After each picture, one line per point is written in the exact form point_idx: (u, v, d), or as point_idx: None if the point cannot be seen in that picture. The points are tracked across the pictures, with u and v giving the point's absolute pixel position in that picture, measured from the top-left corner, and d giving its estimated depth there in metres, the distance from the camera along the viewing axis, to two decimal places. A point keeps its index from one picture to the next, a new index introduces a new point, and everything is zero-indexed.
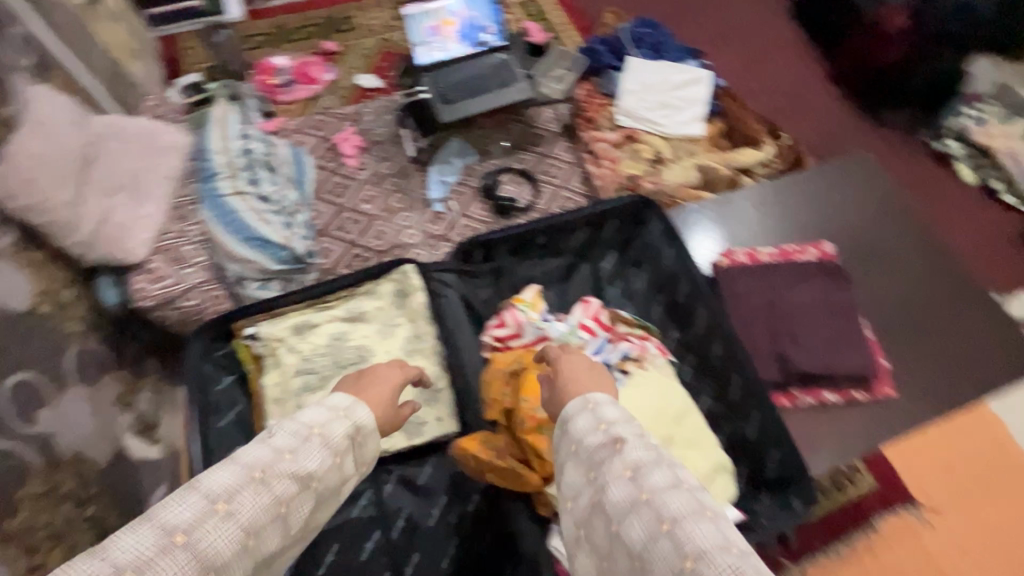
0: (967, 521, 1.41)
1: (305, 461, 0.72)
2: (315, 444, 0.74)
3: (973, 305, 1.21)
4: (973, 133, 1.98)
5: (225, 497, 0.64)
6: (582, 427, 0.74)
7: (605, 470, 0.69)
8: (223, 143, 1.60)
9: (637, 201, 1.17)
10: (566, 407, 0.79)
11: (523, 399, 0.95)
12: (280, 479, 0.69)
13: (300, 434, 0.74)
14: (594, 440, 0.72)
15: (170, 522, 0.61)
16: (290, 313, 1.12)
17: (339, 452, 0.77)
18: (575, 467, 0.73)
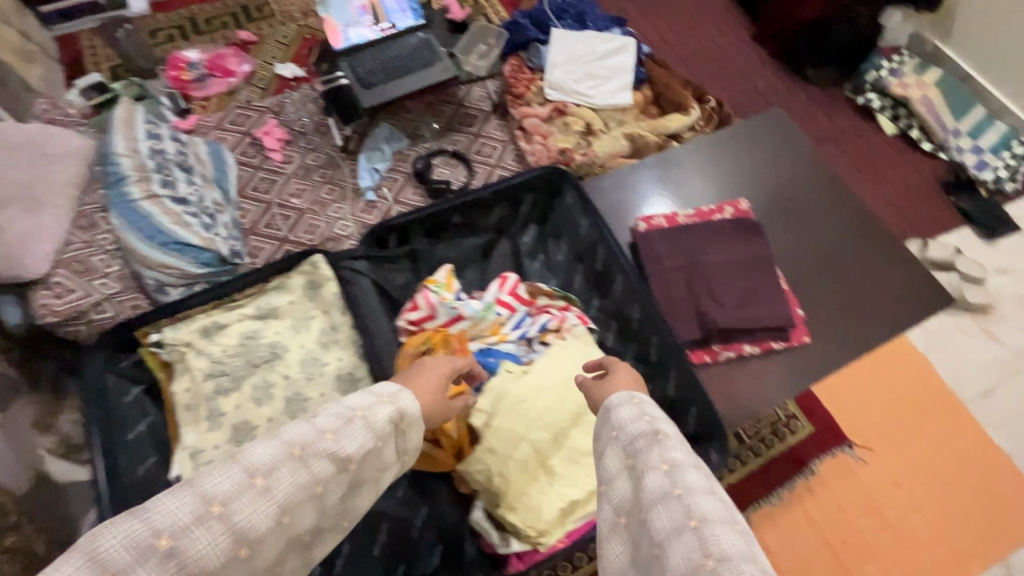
0: (898, 455, 1.49)
1: (347, 442, 0.68)
2: (358, 427, 0.70)
3: (890, 248, 1.20)
4: (890, 84, 2.03)
5: (262, 472, 0.62)
6: (624, 416, 0.73)
7: (643, 461, 0.67)
8: (130, 145, 1.52)
9: (552, 172, 1.15)
10: (609, 398, 0.77)
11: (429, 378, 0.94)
12: (318, 457, 0.66)
13: (344, 417, 0.70)
14: (634, 429, 0.71)
15: (207, 491, 0.60)
16: (196, 315, 1.02)
17: (381, 438, 0.73)
18: (613, 451, 0.71)
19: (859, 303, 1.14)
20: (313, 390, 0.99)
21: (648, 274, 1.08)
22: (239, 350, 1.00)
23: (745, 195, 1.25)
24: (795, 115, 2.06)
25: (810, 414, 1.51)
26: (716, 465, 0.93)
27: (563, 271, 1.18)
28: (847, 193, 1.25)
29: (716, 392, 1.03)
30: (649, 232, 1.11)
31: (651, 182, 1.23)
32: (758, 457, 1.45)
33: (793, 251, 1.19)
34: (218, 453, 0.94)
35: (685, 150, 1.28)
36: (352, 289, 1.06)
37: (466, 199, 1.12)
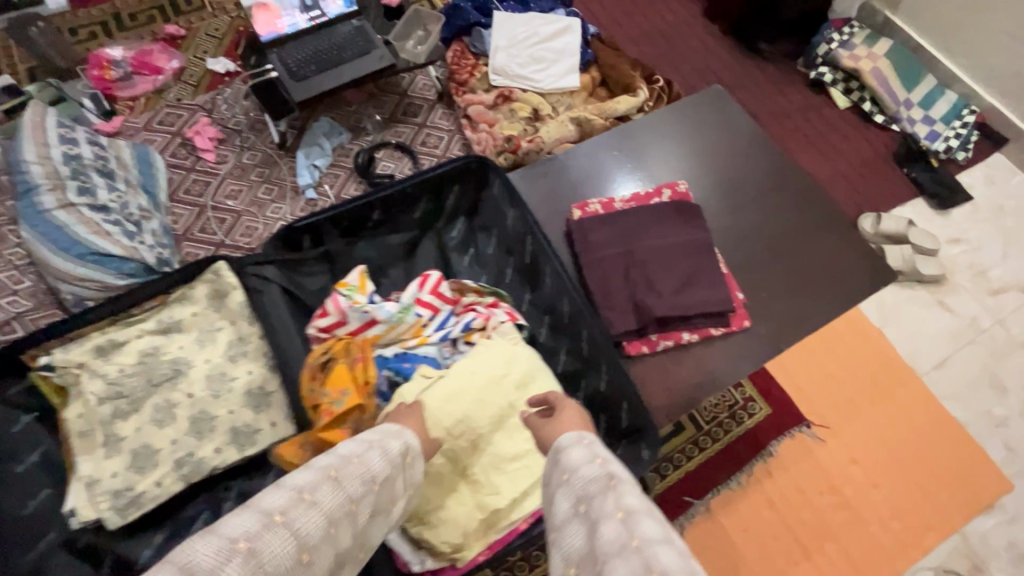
0: (855, 433, 1.47)
1: (374, 463, 0.65)
2: (378, 453, 0.66)
3: (835, 224, 1.16)
4: (842, 57, 1.98)
5: (308, 488, 0.58)
6: (576, 458, 0.65)
7: (596, 507, 0.58)
8: (41, 151, 1.42)
9: (476, 161, 1.10)
10: (559, 438, 0.70)
11: (325, 393, 0.82)
12: (351, 477, 0.62)
13: (365, 443, 0.66)
14: (587, 473, 0.63)
15: (260, 506, 0.54)
16: (89, 334, 0.89)
17: (399, 465, 0.69)
18: (565, 498, 0.62)
19: (802, 282, 1.10)
20: (221, 407, 0.86)
21: (583, 264, 1.04)
22: (138, 368, 0.87)
23: (685, 177, 1.21)
24: (748, 92, 2.02)
25: (766, 395, 1.49)
26: (647, 462, 0.90)
27: (493, 265, 1.11)
28: (788, 170, 1.22)
29: (655, 384, 0.99)
30: (584, 219, 1.07)
31: (586, 167, 1.18)
32: (717, 442, 1.42)
33: (736, 231, 1.15)
34: (114, 485, 0.80)
35: (621, 133, 1.23)
36: (262, 299, 0.94)
37: (386, 194, 1.06)
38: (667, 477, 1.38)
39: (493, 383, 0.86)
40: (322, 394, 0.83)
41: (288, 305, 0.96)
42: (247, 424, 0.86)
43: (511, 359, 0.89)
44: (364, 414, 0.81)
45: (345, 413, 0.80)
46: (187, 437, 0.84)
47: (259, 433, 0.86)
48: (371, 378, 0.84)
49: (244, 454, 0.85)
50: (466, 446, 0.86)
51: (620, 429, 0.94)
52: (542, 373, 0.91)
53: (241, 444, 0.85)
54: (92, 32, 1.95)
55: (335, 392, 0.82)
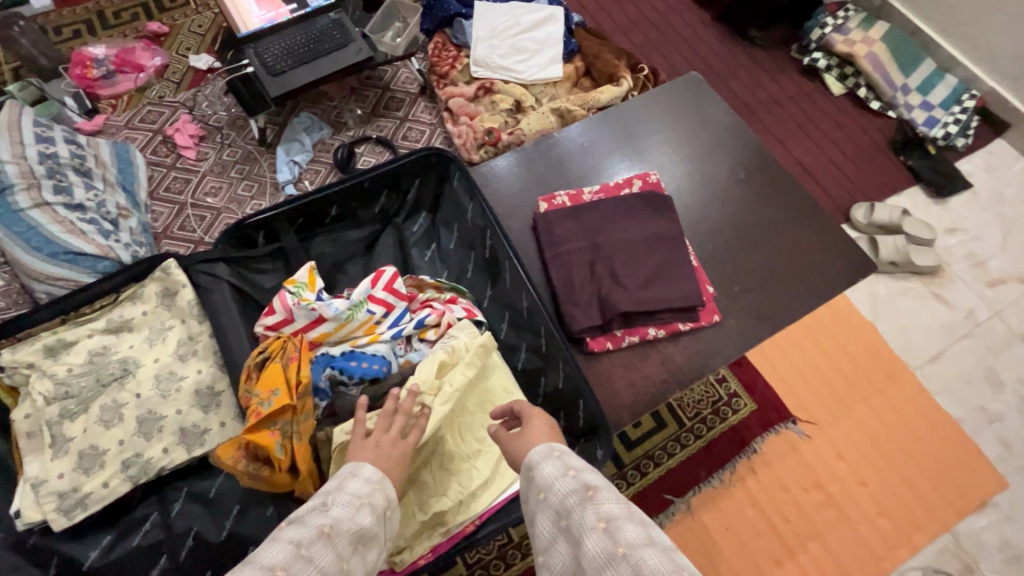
0: (843, 429, 1.43)
1: (366, 519, 0.59)
2: (368, 510, 0.60)
3: (813, 216, 1.13)
4: (836, 42, 1.92)
5: (305, 543, 0.52)
6: (549, 473, 0.62)
7: (576, 521, 0.56)
8: (16, 151, 1.41)
9: (436, 154, 1.09)
10: (530, 455, 0.66)
11: (256, 393, 0.81)
12: (344, 530, 0.56)
13: (355, 498, 0.60)
14: (563, 487, 0.60)
15: (258, 563, 0.49)
16: (37, 334, 0.88)
17: (382, 519, 0.63)
18: (546, 518, 0.59)
19: (776, 275, 1.07)
20: (169, 407, 0.87)
21: (547, 259, 1.01)
22: (86, 368, 0.87)
23: (657, 167, 1.17)
24: (739, 79, 1.96)
25: (752, 391, 1.45)
26: (600, 463, 0.88)
27: (455, 261, 1.10)
28: (764, 159, 1.18)
29: (619, 382, 0.96)
30: (550, 213, 1.04)
31: (554, 158, 1.15)
32: (699, 440, 1.38)
33: (709, 223, 1.12)
34: (60, 487, 0.80)
35: (590, 122, 1.20)
36: (212, 296, 0.92)
37: (343, 188, 1.05)
38: (646, 475, 1.34)
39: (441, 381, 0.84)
40: (254, 394, 0.82)
41: (239, 305, 0.94)
42: (196, 424, 0.86)
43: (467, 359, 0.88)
44: (296, 415, 0.80)
45: (273, 414, 0.79)
46: (134, 437, 0.84)
47: (207, 433, 0.87)
48: (303, 378, 0.81)
49: (193, 455, 0.85)
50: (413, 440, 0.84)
51: (577, 427, 0.93)
52: (493, 373, 0.92)
53: (188, 443, 0.85)
54: (76, 31, 1.94)
55: (266, 392, 0.80)
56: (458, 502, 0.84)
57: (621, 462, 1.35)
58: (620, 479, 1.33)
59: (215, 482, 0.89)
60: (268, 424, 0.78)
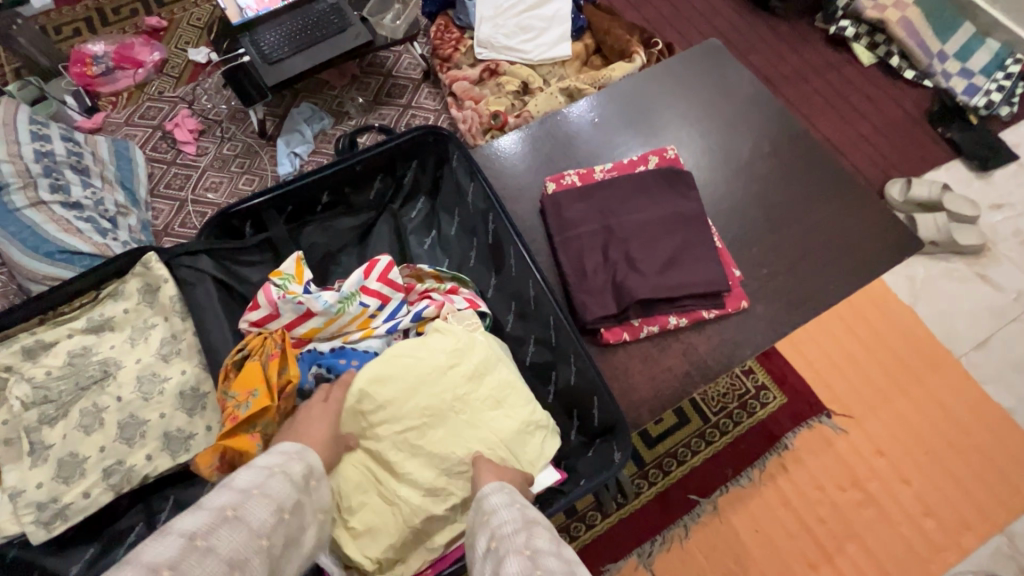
0: (881, 422, 1.33)
1: (280, 486, 0.59)
2: (280, 478, 0.60)
3: (846, 190, 1.03)
4: (865, 8, 1.79)
5: (202, 532, 0.50)
6: (496, 502, 0.64)
7: (505, 541, 0.55)
8: (10, 148, 1.37)
9: (433, 134, 1.01)
10: (482, 490, 0.68)
11: (232, 395, 0.76)
12: (255, 507, 0.54)
13: (263, 470, 0.59)
14: (506, 514, 0.61)
15: (143, 561, 0.46)
16: (16, 334, 0.84)
17: (304, 488, 0.63)
18: (480, 539, 0.59)
19: (808, 255, 0.97)
20: (152, 411, 0.81)
21: (556, 243, 0.94)
22: (66, 370, 0.82)
23: (676, 143, 1.08)
24: (759, 53, 1.84)
25: (782, 383, 1.35)
26: (617, 466, 0.80)
27: (455, 249, 1.03)
28: (792, 132, 1.08)
29: (637, 376, 0.88)
30: (558, 193, 0.96)
31: (562, 137, 1.06)
32: (726, 435, 1.30)
33: (732, 201, 1.02)
34: (38, 497, 0.75)
35: (600, 97, 1.11)
36: (196, 293, 0.87)
37: (336, 172, 0.98)
38: (669, 475, 1.26)
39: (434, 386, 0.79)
40: (231, 397, 0.77)
41: (224, 300, 0.89)
42: (180, 429, 0.81)
43: (461, 349, 0.81)
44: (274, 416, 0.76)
45: (251, 417, 0.74)
46: (116, 443, 0.79)
47: (193, 438, 0.81)
48: (290, 379, 0.76)
49: (178, 461, 0.80)
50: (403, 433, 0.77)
51: (591, 424, 0.85)
52: (498, 365, 0.82)
53: (174, 448, 0.80)
54: (76, 29, 1.92)
55: (243, 393, 0.75)
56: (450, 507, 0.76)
57: (642, 461, 1.27)
58: (641, 479, 1.25)
59: (205, 488, 0.84)
60: (247, 428, 0.74)
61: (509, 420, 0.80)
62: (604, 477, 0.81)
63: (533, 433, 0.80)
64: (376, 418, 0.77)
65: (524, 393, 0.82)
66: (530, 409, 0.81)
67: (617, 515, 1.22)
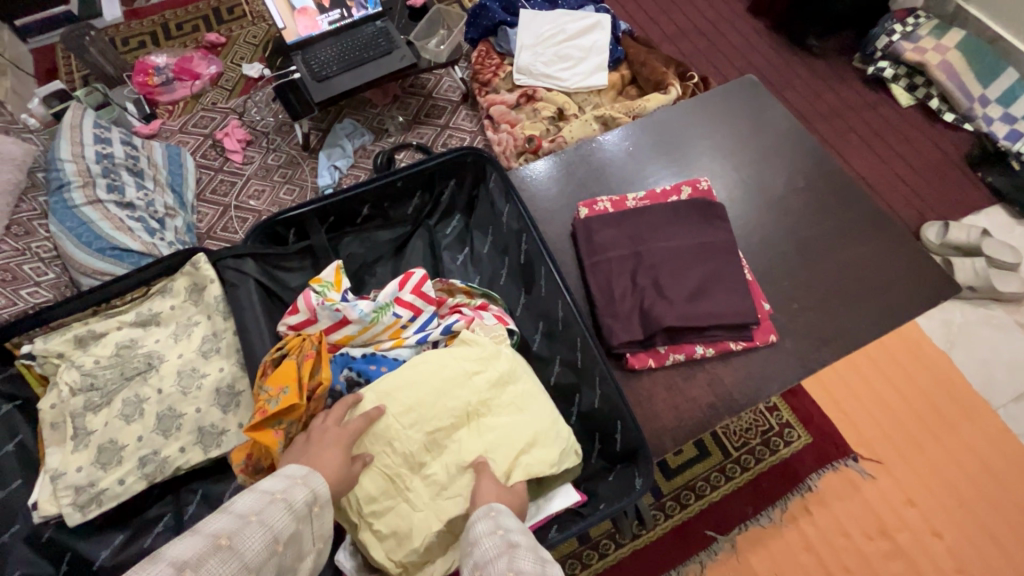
0: (910, 469, 1.29)
1: (279, 515, 0.56)
2: (280, 506, 0.57)
3: (882, 229, 1.02)
4: (905, 50, 1.78)
5: (192, 563, 0.48)
6: (480, 528, 0.62)
7: (488, 566, 0.54)
8: (75, 149, 1.42)
9: (473, 155, 1.05)
10: (472, 515, 0.67)
11: (265, 389, 0.78)
12: (250, 537, 0.52)
13: (264, 495, 0.58)
14: (489, 540, 0.59)
15: None
16: (70, 323, 0.89)
17: (307, 516, 0.60)
18: (465, 567, 0.57)
19: (841, 293, 0.96)
20: (189, 405, 0.84)
21: (585, 267, 0.95)
22: (112, 360, 0.86)
23: (710, 175, 1.09)
24: (795, 89, 1.85)
25: (807, 422, 1.33)
26: (638, 492, 0.80)
27: (487, 267, 1.06)
28: (828, 168, 1.09)
29: (660, 404, 0.88)
30: (590, 218, 0.98)
31: (598, 165, 1.09)
32: (746, 472, 1.27)
33: (764, 235, 1.02)
34: (77, 480, 0.78)
35: (635, 126, 1.13)
36: (237, 293, 0.90)
37: (375, 187, 1.02)
38: (686, 508, 1.24)
39: (457, 399, 0.80)
40: (264, 390, 0.79)
41: (265, 303, 0.92)
42: (214, 424, 0.84)
43: (487, 358, 0.83)
44: (302, 416, 0.78)
45: (280, 413, 0.76)
46: (153, 434, 0.82)
47: (225, 434, 0.84)
48: (320, 380, 0.79)
49: (209, 456, 0.83)
50: (422, 441, 0.77)
51: (614, 450, 0.85)
52: (521, 375, 0.84)
53: (205, 444, 0.83)
54: (141, 42, 2.04)
55: (275, 389, 0.77)
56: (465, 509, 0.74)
57: (660, 492, 1.25)
58: (658, 511, 1.23)
59: (231, 485, 0.86)
60: (273, 424, 0.76)
61: (531, 427, 0.80)
62: (627, 500, 0.80)
63: (556, 441, 0.80)
64: (406, 422, 0.77)
65: (543, 402, 0.83)
66: (548, 420, 0.81)
67: (631, 545, 1.20)
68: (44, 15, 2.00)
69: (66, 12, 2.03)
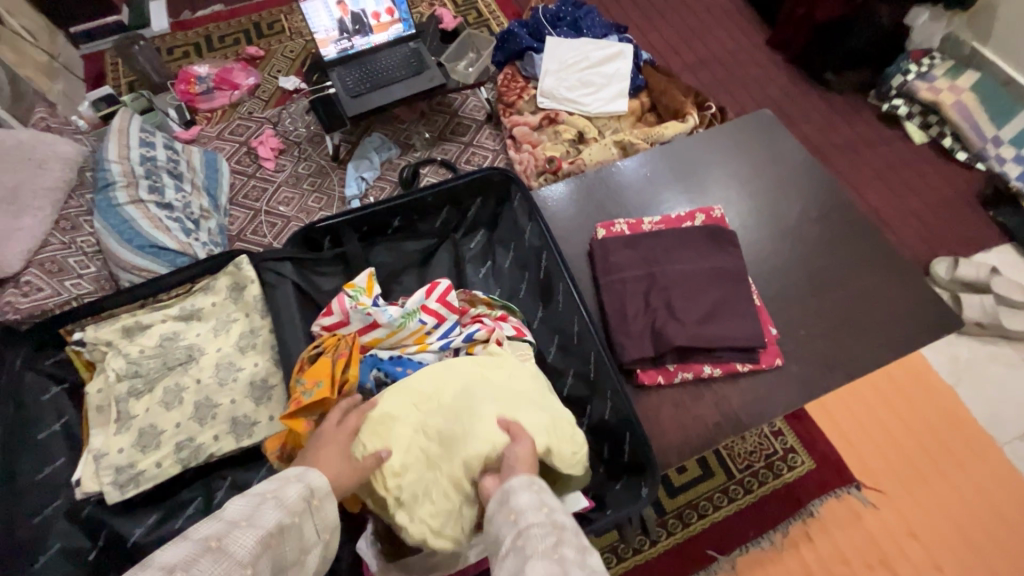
0: (913, 501, 1.30)
1: (271, 513, 0.59)
2: (272, 504, 0.60)
3: (888, 263, 1.06)
4: (919, 90, 1.83)
5: (182, 565, 0.50)
6: (524, 500, 0.63)
7: (532, 544, 0.55)
8: (122, 152, 1.51)
9: (499, 175, 1.12)
10: (511, 481, 0.67)
11: (301, 381, 0.84)
12: (241, 537, 0.55)
13: (254, 497, 0.60)
14: (533, 516, 0.60)
15: None
16: (120, 315, 0.95)
17: (304, 510, 0.63)
18: (506, 537, 0.59)
19: (846, 323, 1.00)
20: (225, 396, 0.90)
21: (600, 285, 1.00)
22: (156, 350, 0.92)
23: (724, 204, 1.14)
24: (811, 123, 1.90)
25: (811, 448, 1.35)
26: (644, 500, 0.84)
27: (507, 280, 1.11)
28: (838, 202, 1.13)
29: (667, 420, 0.92)
30: (607, 239, 1.03)
31: (616, 189, 1.14)
32: (749, 494, 1.29)
33: (773, 263, 1.07)
34: (119, 461, 0.84)
35: (653, 154, 1.19)
36: (275, 294, 0.96)
37: (406, 201, 1.08)
38: (689, 526, 1.26)
39: (477, 387, 0.83)
40: (300, 383, 0.84)
41: (300, 306, 0.97)
42: (246, 415, 0.90)
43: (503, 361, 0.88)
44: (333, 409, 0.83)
45: (313, 405, 0.81)
46: (190, 421, 0.88)
47: (256, 425, 0.90)
48: (348, 377, 0.85)
49: (241, 445, 0.88)
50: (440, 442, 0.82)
51: (621, 459, 0.89)
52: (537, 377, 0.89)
53: (237, 434, 0.89)
54: (185, 52, 2.16)
55: (310, 382, 0.83)
56: (485, 457, 0.75)
57: (663, 509, 1.28)
58: (660, 527, 1.26)
59: (258, 475, 0.91)
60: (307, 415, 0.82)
61: (546, 415, 0.82)
62: (631, 508, 0.84)
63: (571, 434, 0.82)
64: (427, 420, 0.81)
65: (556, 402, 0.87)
66: (561, 415, 0.84)
67: (633, 559, 1.23)
68: (96, 24, 2.12)
69: (117, 22, 2.15)
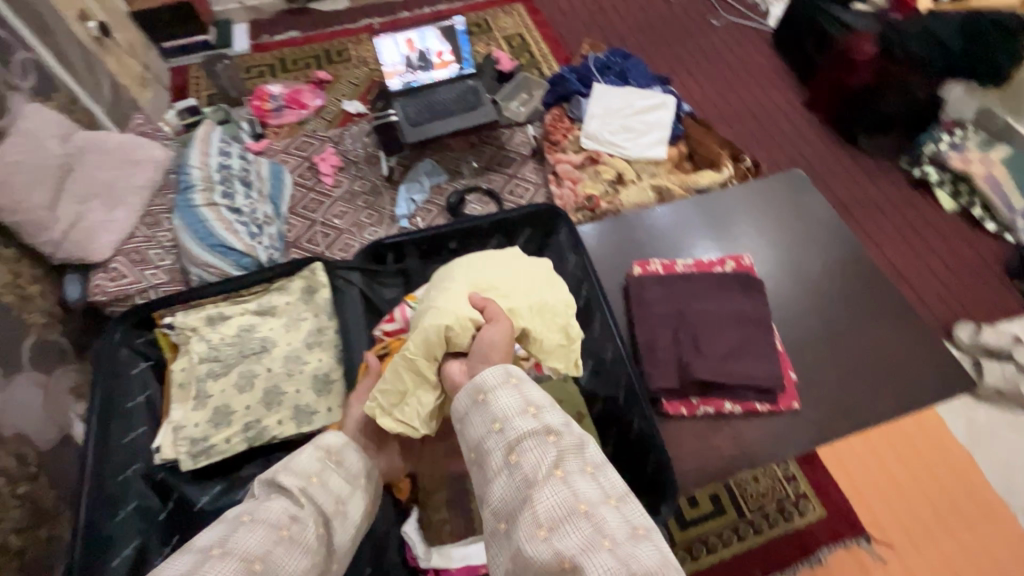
0: (921, 558, 1.32)
1: (292, 482, 0.72)
2: (292, 473, 0.74)
3: (907, 321, 1.12)
4: (950, 158, 1.90)
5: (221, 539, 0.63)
6: (504, 402, 0.66)
7: (530, 458, 0.61)
8: (201, 159, 1.64)
9: (548, 210, 1.23)
10: (487, 374, 0.70)
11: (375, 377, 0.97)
12: (267, 508, 0.68)
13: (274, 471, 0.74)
14: (522, 423, 0.64)
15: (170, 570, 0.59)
16: (206, 304, 1.09)
17: (327, 470, 0.77)
18: (495, 446, 0.64)
19: (862, 374, 1.06)
20: (291, 385, 1.02)
21: (634, 317, 1.09)
22: (235, 339, 1.05)
23: (754, 254, 1.22)
24: (842, 181, 1.97)
25: (823, 496, 1.38)
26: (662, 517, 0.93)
27: None
28: (862, 260, 1.20)
29: (686, 448, 0.99)
30: (642, 276, 1.12)
31: (653, 230, 1.24)
32: (758, 536, 1.33)
33: (796, 312, 1.14)
34: (194, 433, 0.97)
35: (688, 203, 1.29)
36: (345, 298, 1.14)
37: (463, 227, 1.19)
38: (697, 560, 1.30)
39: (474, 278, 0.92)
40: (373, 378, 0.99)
41: (366, 313, 1.15)
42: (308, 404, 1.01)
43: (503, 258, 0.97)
44: None
45: None
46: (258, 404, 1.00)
47: (315, 414, 1.00)
48: None
49: (301, 430, 0.99)
50: None
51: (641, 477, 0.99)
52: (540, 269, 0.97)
53: (298, 420, 1.00)
54: (261, 71, 2.36)
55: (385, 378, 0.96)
56: (447, 334, 0.79)
57: (673, 540, 1.33)
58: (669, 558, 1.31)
59: None
60: None
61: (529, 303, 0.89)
62: None
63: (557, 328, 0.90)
64: None
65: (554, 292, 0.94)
66: (553, 307, 0.90)
67: None
68: (187, 41, 2.35)
69: (205, 41, 2.38)
